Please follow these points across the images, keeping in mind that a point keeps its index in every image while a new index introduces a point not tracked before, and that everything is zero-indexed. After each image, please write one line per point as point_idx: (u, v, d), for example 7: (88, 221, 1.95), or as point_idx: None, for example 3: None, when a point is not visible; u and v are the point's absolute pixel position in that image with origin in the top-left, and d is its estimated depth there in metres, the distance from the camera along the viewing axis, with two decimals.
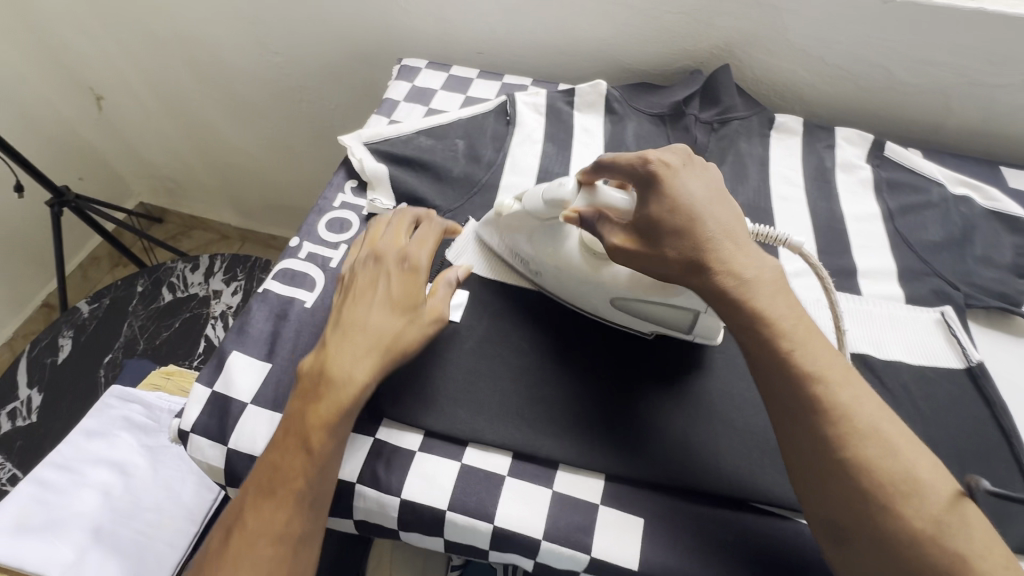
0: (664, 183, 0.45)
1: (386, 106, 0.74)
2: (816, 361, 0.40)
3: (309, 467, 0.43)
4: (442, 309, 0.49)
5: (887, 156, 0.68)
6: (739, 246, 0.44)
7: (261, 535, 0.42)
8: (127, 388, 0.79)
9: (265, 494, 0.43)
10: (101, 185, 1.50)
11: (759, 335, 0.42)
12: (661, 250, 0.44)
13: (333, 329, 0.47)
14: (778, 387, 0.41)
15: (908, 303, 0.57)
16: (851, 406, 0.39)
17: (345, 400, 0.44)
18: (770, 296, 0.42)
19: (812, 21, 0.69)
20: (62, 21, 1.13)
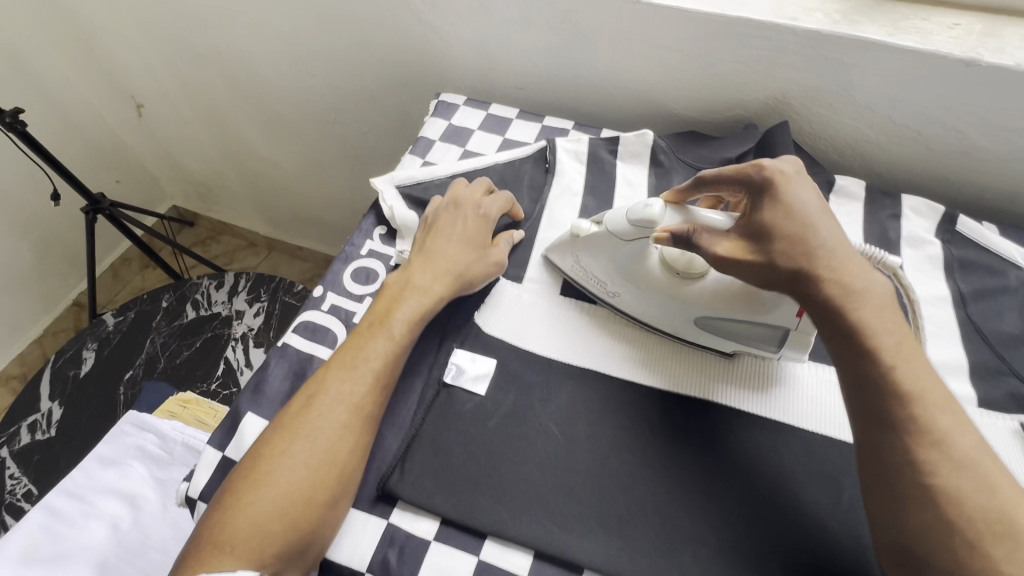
0: (779, 191, 0.46)
1: (420, 146, 0.72)
2: (918, 382, 0.40)
3: (391, 350, 0.50)
4: (502, 256, 0.58)
5: (960, 230, 0.62)
6: (846, 262, 0.44)
7: (339, 402, 0.46)
8: (143, 414, 0.78)
9: (347, 367, 0.48)
10: (136, 188, 1.51)
11: (858, 350, 0.41)
12: (770, 258, 0.44)
13: (416, 254, 0.56)
14: (865, 400, 0.41)
15: (981, 406, 0.51)
16: (949, 433, 0.39)
17: (427, 304, 0.53)
18: (874, 311, 0.42)
19: (882, 80, 0.64)
20: (107, 30, 1.14)
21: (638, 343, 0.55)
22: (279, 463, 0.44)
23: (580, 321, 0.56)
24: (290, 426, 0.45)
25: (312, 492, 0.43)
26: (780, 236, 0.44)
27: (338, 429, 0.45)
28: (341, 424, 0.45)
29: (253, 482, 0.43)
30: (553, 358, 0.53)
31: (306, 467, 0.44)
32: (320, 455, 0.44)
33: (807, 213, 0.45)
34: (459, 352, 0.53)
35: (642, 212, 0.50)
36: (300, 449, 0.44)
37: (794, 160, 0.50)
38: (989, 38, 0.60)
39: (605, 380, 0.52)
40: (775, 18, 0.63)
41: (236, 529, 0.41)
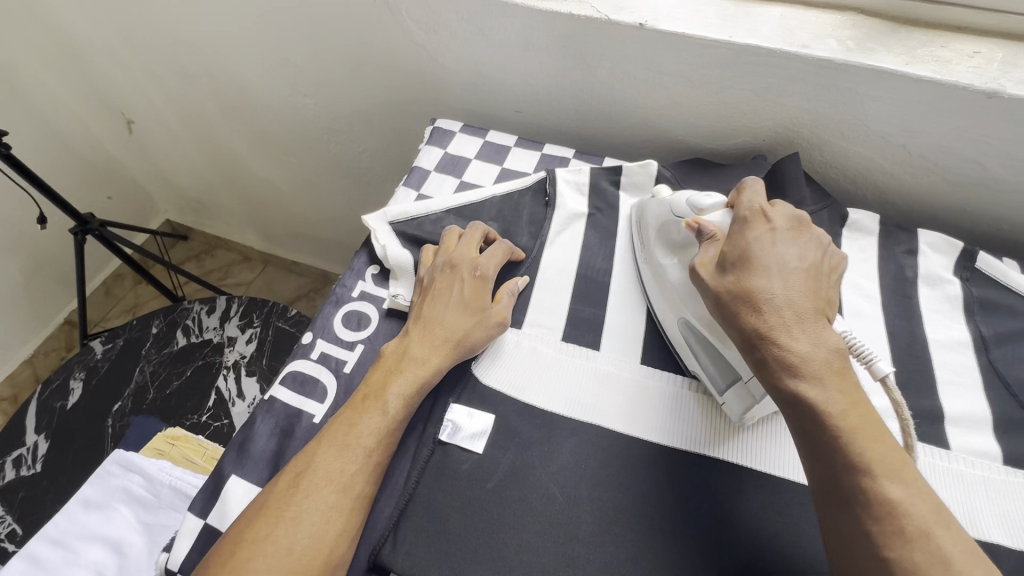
0: (746, 237, 0.47)
1: (415, 177, 0.69)
2: (872, 450, 0.38)
3: (385, 425, 0.46)
4: (504, 314, 0.54)
5: (980, 268, 0.59)
6: (795, 316, 0.42)
7: (327, 484, 0.43)
8: (130, 454, 0.74)
9: (338, 443, 0.45)
10: (128, 204, 1.49)
11: (805, 416, 0.40)
12: (721, 297, 0.45)
13: (412, 322, 0.53)
14: (814, 465, 0.40)
15: (1007, 464, 0.48)
16: (903, 503, 0.36)
17: (425, 375, 0.49)
18: (824, 372, 0.40)
19: (897, 110, 0.61)
20: (94, 47, 1.11)
21: (648, 395, 0.51)
22: (260, 555, 0.40)
23: (585, 370, 0.53)
24: (274, 510, 0.42)
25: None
26: (733, 280, 0.45)
27: (325, 514, 0.42)
28: (329, 508, 0.42)
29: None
30: (556, 413, 0.50)
31: (288, 559, 0.40)
32: (304, 544, 0.41)
33: (767, 262, 0.44)
34: (456, 407, 0.50)
35: (696, 200, 0.52)
36: (283, 538, 0.41)
37: (796, 211, 0.49)
38: (1011, 67, 0.57)
39: (610, 436, 0.49)
40: (786, 46, 0.60)
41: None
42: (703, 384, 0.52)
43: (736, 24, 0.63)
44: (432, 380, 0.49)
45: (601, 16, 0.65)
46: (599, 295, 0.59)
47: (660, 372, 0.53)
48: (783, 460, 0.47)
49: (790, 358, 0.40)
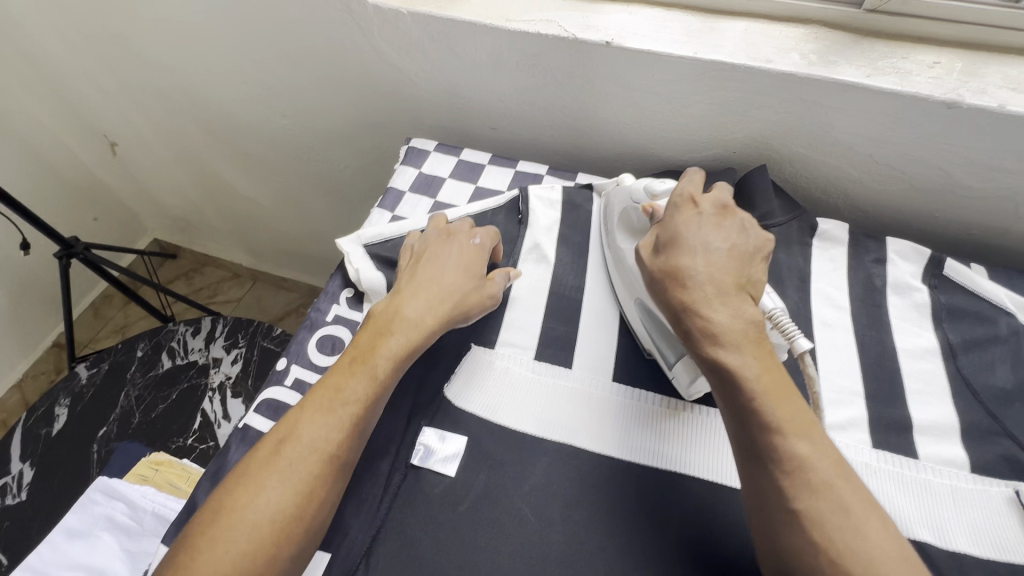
0: (673, 220, 0.49)
1: (390, 198, 0.69)
2: (785, 411, 0.39)
3: (372, 391, 0.46)
4: (497, 289, 0.56)
5: (947, 275, 0.60)
6: (710, 290, 0.44)
7: (309, 451, 0.43)
8: (114, 481, 0.75)
9: (322, 410, 0.45)
10: (115, 225, 1.49)
11: (720, 380, 0.42)
12: (651, 273, 0.48)
13: (406, 281, 0.53)
14: (732, 428, 0.41)
15: (974, 471, 0.49)
16: (810, 458, 0.38)
17: (415, 340, 0.49)
18: (739, 341, 0.42)
19: (862, 121, 0.62)
20: (74, 72, 1.12)
21: (619, 412, 0.52)
22: (238, 520, 0.40)
23: (557, 389, 0.53)
24: (256, 477, 0.42)
25: (272, 551, 0.40)
26: (661, 256, 0.48)
27: (309, 480, 0.42)
28: (311, 476, 0.42)
29: (210, 539, 0.40)
30: (528, 433, 0.51)
31: (269, 523, 0.40)
32: (284, 510, 0.41)
33: (693, 240, 0.47)
34: (429, 431, 0.51)
35: (652, 186, 0.55)
36: (262, 506, 0.41)
37: (725, 197, 0.51)
38: (970, 77, 0.58)
39: (581, 455, 0.49)
40: (750, 61, 0.61)
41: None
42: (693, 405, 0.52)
43: (701, 40, 0.64)
44: (426, 342, 0.50)
45: (568, 36, 0.65)
46: (572, 313, 0.59)
47: (633, 389, 0.54)
48: None
49: (708, 328, 0.42)
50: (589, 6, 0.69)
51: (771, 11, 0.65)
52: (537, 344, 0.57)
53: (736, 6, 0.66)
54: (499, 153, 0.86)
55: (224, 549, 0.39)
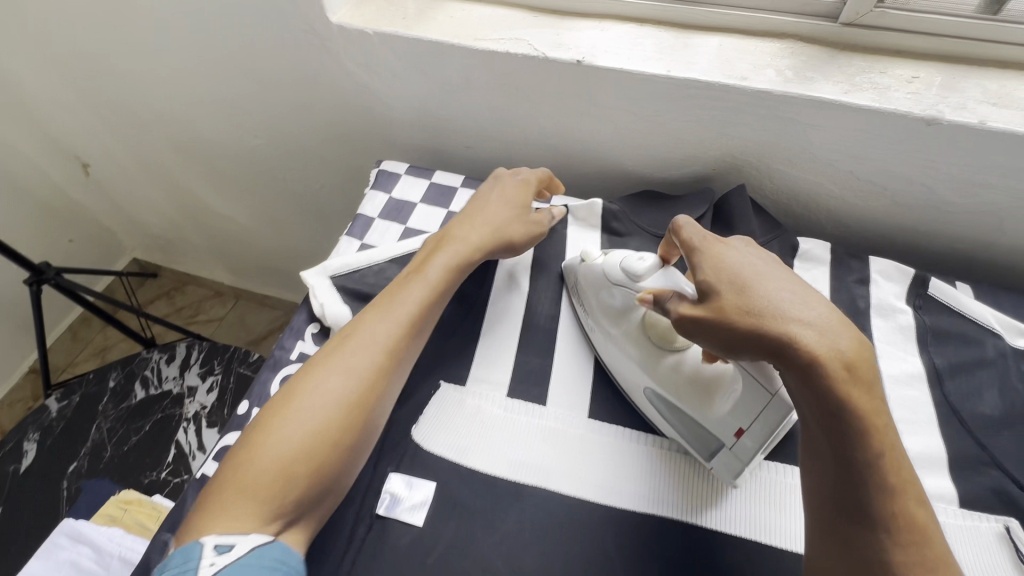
0: (724, 254, 0.44)
1: (359, 225, 0.67)
2: (897, 465, 0.38)
3: (427, 294, 0.52)
4: (541, 219, 0.60)
5: (932, 295, 0.58)
6: (824, 328, 0.39)
7: (372, 344, 0.48)
8: (80, 523, 0.71)
9: (382, 312, 0.51)
10: (92, 246, 1.46)
11: (851, 431, 0.37)
12: (731, 316, 0.40)
13: (458, 214, 0.60)
14: (840, 482, 0.38)
15: (962, 506, 0.47)
16: (925, 522, 0.37)
17: (467, 254, 0.56)
18: (864, 387, 0.38)
19: (840, 137, 0.60)
20: (40, 94, 1.09)
21: (595, 451, 0.50)
22: (307, 401, 0.45)
23: (530, 429, 0.51)
24: (323, 366, 0.47)
25: (337, 433, 0.44)
26: (738, 294, 0.41)
27: (369, 371, 0.47)
28: (373, 366, 0.47)
29: (280, 420, 0.44)
30: (499, 477, 0.48)
31: (333, 409, 0.45)
32: (350, 395, 0.46)
33: (774, 272, 0.43)
34: (395, 478, 0.48)
35: (629, 265, 0.51)
36: (327, 390, 0.46)
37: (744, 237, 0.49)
38: (950, 92, 0.56)
39: (555, 500, 0.47)
40: (725, 78, 0.59)
41: (259, 466, 0.42)
42: (677, 443, 0.50)
43: (674, 57, 0.62)
44: (473, 262, 0.57)
45: (538, 54, 0.63)
46: (546, 344, 0.57)
47: (609, 426, 0.51)
48: (733, 515, 0.46)
49: (839, 369, 0.37)
50: (561, 23, 0.67)
51: (745, 25, 0.63)
52: (509, 380, 0.54)
53: (710, 19, 0.64)
54: (474, 171, 0.84)
55: (295, 426, 0.44)
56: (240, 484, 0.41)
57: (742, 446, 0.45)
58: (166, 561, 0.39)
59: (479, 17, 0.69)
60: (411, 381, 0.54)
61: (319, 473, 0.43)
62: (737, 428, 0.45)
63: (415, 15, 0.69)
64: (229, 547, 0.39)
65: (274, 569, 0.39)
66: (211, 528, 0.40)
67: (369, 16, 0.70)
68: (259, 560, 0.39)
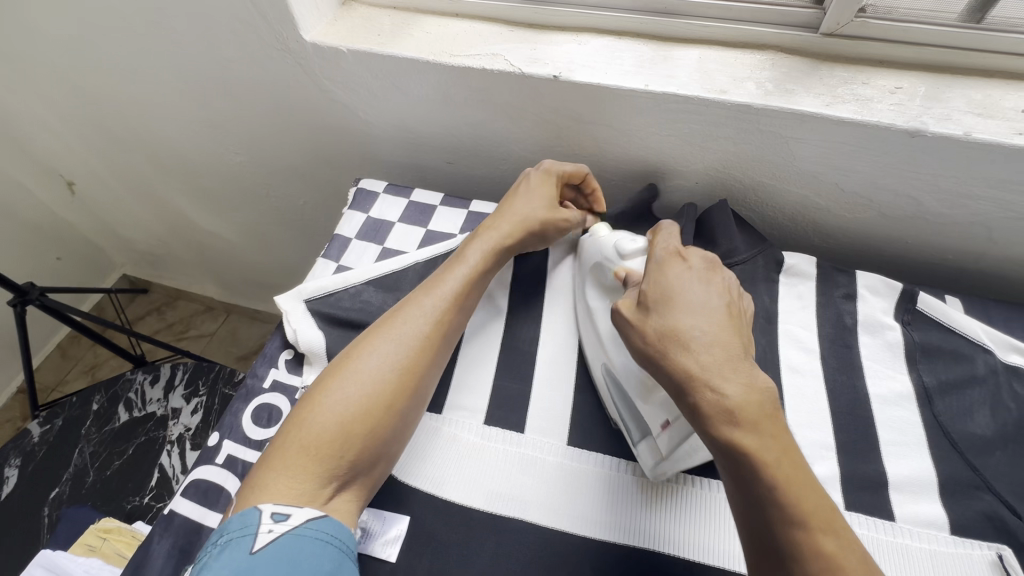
0: (654, 282, 0.45)
1: (335, 246, 0.66)
2: (799, 495, 0.35)
3: (468, 273, 0.54)
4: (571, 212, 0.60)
5: (921, 310, 0.56)
6: (715, 366, 0.39)
7: (419, 319, 0.50)
8: (56, 556, 0.69)
9: (424, 291, 0.52)
10: (80, 264, 1.44)
11: (734, 464, 0.37)
12: (643, 344, 0.43)
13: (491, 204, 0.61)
14: (741, 513, 0.37)
15: (954, 533, 0.45)
16: (839, 557, 0.33)
17: (500, 236, 0.57)
18: (753, 420, 0.37)
19: (823, 150, 0.58)
20: (19, 114, 1.07)
21: (574, 480, 0.48)
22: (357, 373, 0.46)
23: (508, 457, 0.49)
24: (369, 340, 0.49)
25: (388, 402, 0.46)
26: (649, 325, 0.43)
27: (414, 342, 0.49)
28: (419, 337, 0.49)
29: (330, 391, 0.45)
30: (476, 509, 0.47)
31: (381, 377, 0.46)
32: (399, 364, 0.47)
33: (688, 301, 0.43)
34: (368, 513, 0.47)
35: (623, 245, 0.52)
36: (375, 360, 0.47)
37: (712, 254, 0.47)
38: (934, 102, 0.55)
39: (534, 533, 0.46)
40: (704, 92, 0.58)
41: (315, 433, 0.43)
42: None
43: (653, 71, 0.61)
44: (510, 244, 0.57)
45: (515, 70, 0.62)
46: (525, 368, 0.55)
47: (590, 453, 0.50)
48: (713, 545, 0.44)
49: (716, 411, 0.37)
50: (538, 38, 0.66)
51: (724, 37, 0.62)
52: (487, 406, 0.53)
53: (689, 31, 0.63)
54: (456, 187, 0.83)
55: (346, 395, 0.45)
56: (300, 446, 0.43)
57: (665, 438, 0.45)
58: (224, 526, 0.39)
59: (455, 32, 0.68)
60: None
61: (372, 441, 0.45)
62: (664, 419, 0.45)
63: (390, 32, 0.68)
64: (286, 516, 0.39)
65: (325, 544, 0.39)
66: (266, 494, 0.40)
67: (344, 34, 0.69)
68: (312, 533, 0.39)
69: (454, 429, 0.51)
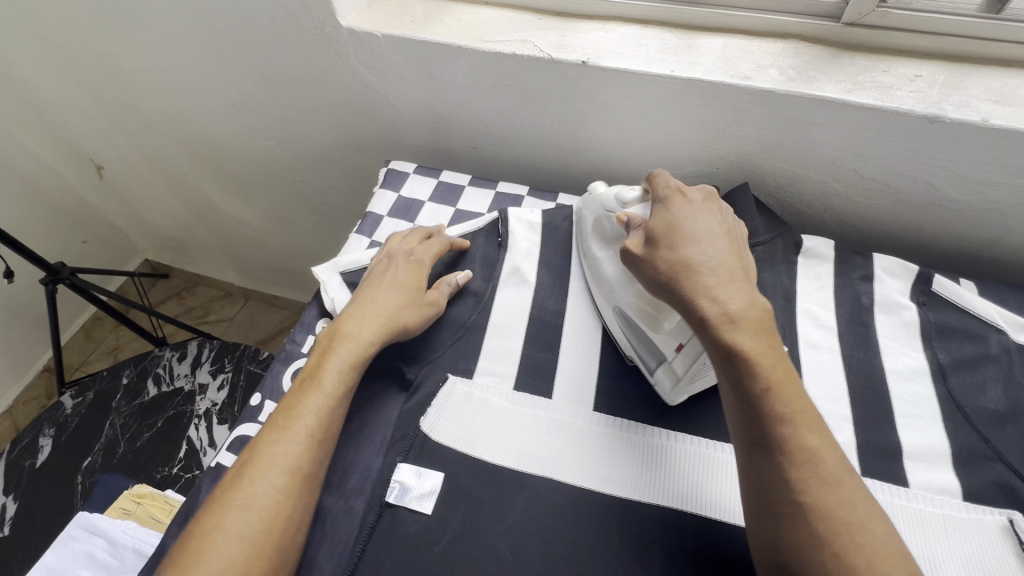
0: (670, 211, 0.49)
1: (368, 223, 0.70)
2: (791, 398, 0.40)
3: (326, 404, 0.49)
4: (439, 297, 0.58)
5: (936, 291, 0.58)
6: (727, 284, 0.43)
7: (274, 469, 0.45)
8: (94, 517, 0.73)
9: (279, 430, 0.47)
10: (105, 247, 1.48)
11: (736, 370, 0.41)
12: (659, 266, 0.46)
13: (349, 306, 0.56)
14: (737, 415, 0.41)
15: (966, 499, 0.47)
16: (819, 448, 0.39)
17: (355, 350, 0.52)
18: (755, 331, 0.42)
19: (843, 136, 0.60)
20: (55, 97, 1.11)
21: (600, 443, 0.50)
22: (211, 547, 0.42)
23: (535, 421, 0.52)
24: (225, 499, 0.44)
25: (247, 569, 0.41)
26: (668, 251, 0.46)
27: (273, 495, 0.44)
28: (281, 491, 0.45)
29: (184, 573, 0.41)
30: (506, 468, 0.49)
31: (241, 541, 0.42)
32: (260, 524, 0.43)
33: (697, 229, 0.47)
34: (405, 468, 0.49)
35: (623, 195, 0.56)
36: (233, 524, 0.43)
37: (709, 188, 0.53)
38: (953, 90, 0.57)
39: (561, 489, 0.48)
40: (728, 78, 0.60)
41: None
42: (680, 434, 0.51)
43: (678, 58, 0.63)
44: (371, 354, 0.53)
45: (545, 56, 0.65)
46: (551, 339, 0.58)
47: (613, 419, 0.52)
48: (734, 507, 0.46)
49: (723, 319, 0.42)
50: (567, 26, 0.68)
51: (749, 26, 0.64)
52: (515, 374, 0.55)
53: (714, 21, 0.65)
54: (480, 171, 0.85)
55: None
56: None
57: (680, 359, 0.49)
58: None
59: (486, 19, 0.70)
60: (419, 373, 0.56)
61: None
62: (678, 343, 0.49)
63: (423, 18, 0.71)
64: None
65: None
66: None
67: (379, 20, 0.71)
68: None
69: (484, 395, 0.53)
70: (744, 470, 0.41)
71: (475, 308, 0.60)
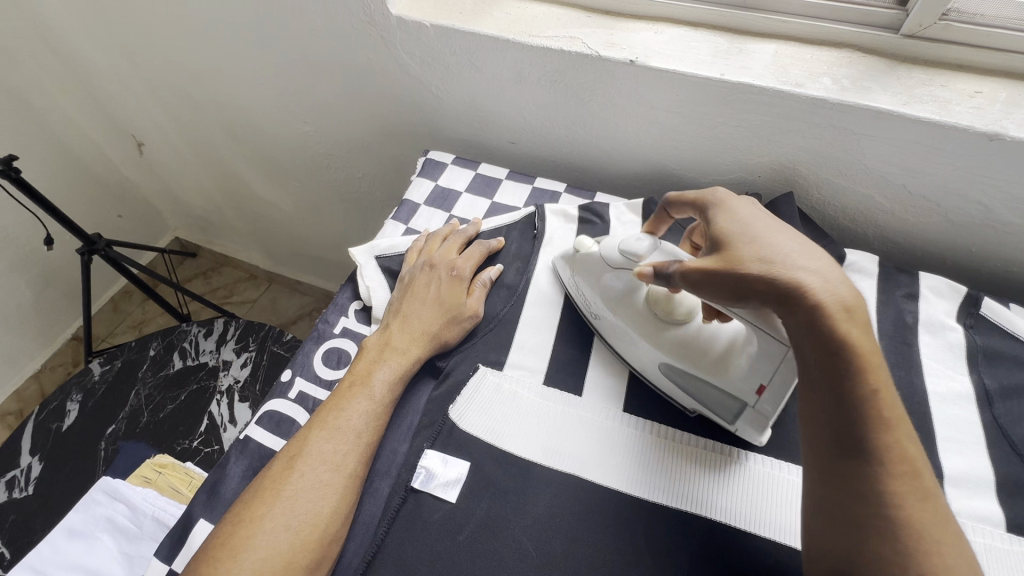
0: (733, 210, 0.47)
1: (405, 210, 0.70)
2: (891, 403, 0.37)
3: (373, 409, 0.50)
4: (478, 306, 0.58)
5: (984, 314, 0.56)
6: (826, 273, 0.40)
7: (322, 466, 0.46)
8: (117, 482, 0.74)
9: (328, 429, 0.48)
10: (137, 223, 1.51)
11: (840, 367, 0.38)
12: (740, 260, 0.42)
13: (392, 317, 0.57)
14: (841, 419, 0.38)
15: (1010, 531, 0.45)
16: (914, 460, 0.37)
17: (400, 363, 0.53)
18: (862, 329, 0.38)
19: (895, 149, 0.59)
20: (104, 72, 1.14)
21: (630, 443, 0.49)
22: (257, 535, 0.42)
23: (564, 417, 0.51)
24: (269, 491, 0.44)
25: (293, 560, 0.42)
26: (746, 245, 0.43)
27: (320, 492, 0.45)
28: (333, 490, 0.45)
29: (229, 558, 0.41)
30: (532, 462, 0.48)
31: (288, 534, 0.43)
32: (312, 521, 0.43)
33: (766, 224, 0.45)
34: (431, 454, 0.49)
35: (629, 247, 0.52)
36: (280, 516, 0.43)
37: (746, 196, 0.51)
38: (1014, 108, 0.55)
39: (588, 488, 0.47)
40: (779, 84, 0.59)
41: None
42: (715, 442, 0.50)
43: (728, 61, 0.62)
44: (416, 368, 0.54)
45: (592, 53, 0.64)
46: (581, 337, 0.58)
47: (642, 420, 0.51)
48: (769, 517, 0.45)
49: (836, 309, 0.38)
50: (615, 25, 0.68)
51: (802, 33, 0.63)
52: (545, 370, 0.55)
53: (767, 27, 0.64)
54: (515, 166, 0.85)
55: (246, 561, 0.41)
56: None
57: (764, 401, 0.46)
58: None
59: (534, 15, 0.70)
60: (450, 364, 0.56)
61: None
62: (758, 384, 0.46)
63: (471, 11, 0.71)
64: None
65: None
66: None
67: (427, 10, 0.72)
68: None
69: (515, 392, 0.53)
70: (832, 476, 0.38)
71: (510, 306, 0.59)
